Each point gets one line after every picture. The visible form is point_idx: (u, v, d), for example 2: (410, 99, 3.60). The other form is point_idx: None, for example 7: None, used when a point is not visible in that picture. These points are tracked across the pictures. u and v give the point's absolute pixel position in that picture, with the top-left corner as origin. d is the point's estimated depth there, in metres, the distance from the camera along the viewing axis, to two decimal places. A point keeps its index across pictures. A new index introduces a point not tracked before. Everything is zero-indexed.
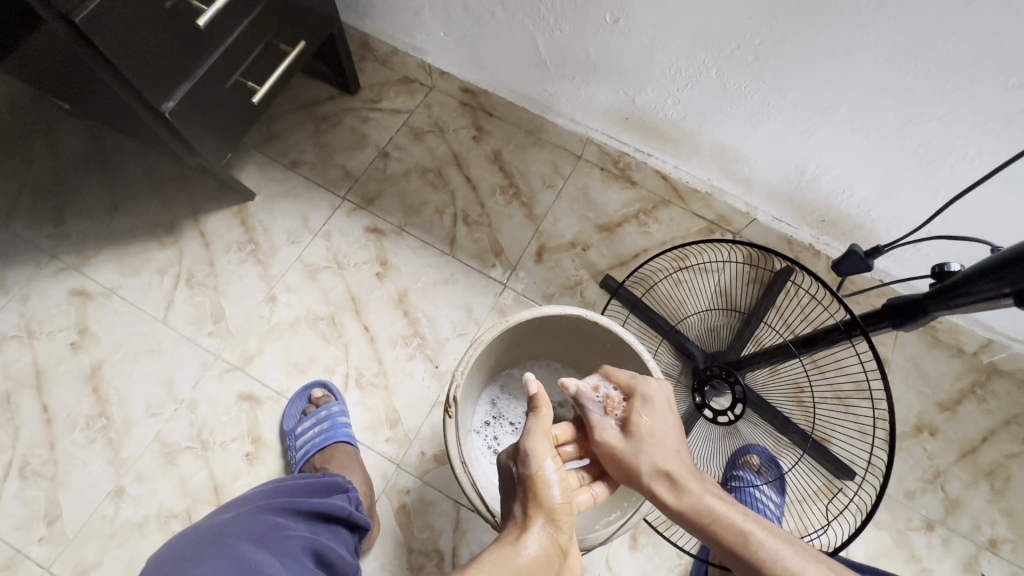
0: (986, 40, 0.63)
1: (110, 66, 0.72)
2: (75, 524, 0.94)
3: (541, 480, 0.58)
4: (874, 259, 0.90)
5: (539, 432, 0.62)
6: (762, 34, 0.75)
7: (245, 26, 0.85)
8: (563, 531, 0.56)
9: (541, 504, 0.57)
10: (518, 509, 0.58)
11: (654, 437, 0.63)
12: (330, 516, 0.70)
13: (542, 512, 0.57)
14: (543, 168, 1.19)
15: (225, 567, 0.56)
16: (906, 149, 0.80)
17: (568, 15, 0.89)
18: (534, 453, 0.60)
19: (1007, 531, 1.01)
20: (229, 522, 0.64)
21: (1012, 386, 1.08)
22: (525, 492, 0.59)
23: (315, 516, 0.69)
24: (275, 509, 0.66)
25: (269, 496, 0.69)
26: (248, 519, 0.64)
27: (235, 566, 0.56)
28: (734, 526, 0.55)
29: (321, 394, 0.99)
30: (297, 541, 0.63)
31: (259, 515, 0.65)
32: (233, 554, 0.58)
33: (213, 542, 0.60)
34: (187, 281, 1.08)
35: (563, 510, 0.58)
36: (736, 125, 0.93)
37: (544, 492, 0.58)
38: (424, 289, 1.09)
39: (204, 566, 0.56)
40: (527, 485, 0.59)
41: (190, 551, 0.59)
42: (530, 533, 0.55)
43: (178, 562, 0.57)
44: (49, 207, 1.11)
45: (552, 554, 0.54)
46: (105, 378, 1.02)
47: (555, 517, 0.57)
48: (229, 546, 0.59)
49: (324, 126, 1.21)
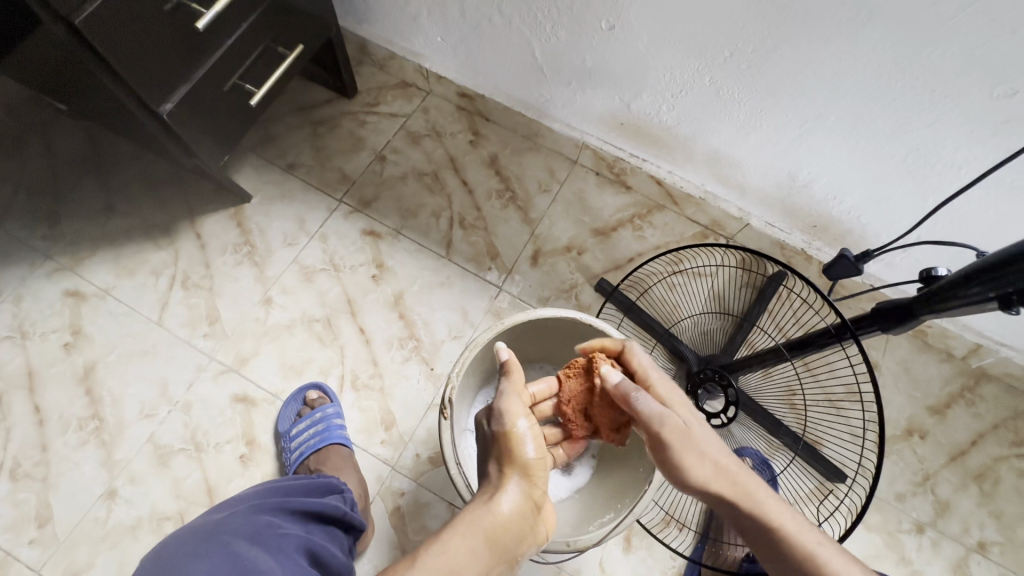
0: (972, 51, 0.64)
1: (107, 67, 0.73)
2: (66, 527, 0.93)
3: (515, 438, 0.61)
4: (864, 263, 0.92)
5: (512, 392, 0.65)
6: (755, 43, 0.77)
7: (242, 29, 0.86)
8: (537, 485, 0.60)
9: (512, 462, 0.60)
10: (493, 467, 0.61)
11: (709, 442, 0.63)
12: (324, 516, 0.70)
13: (516, 469, 0.60)
14: (539, 172, 1.20)
15: (221, 565, 0.56)
16: (896, 156, 0.82)
17: (564, 22, 0.90)
18: (506, 414, 0.62)
19: (996, 533, 1.02)
20: (223, 522, 0.64)
21: (1001, 391, 1.10)
22: (500, 451, 0.61)
23: (310, 516, 0.69)
24: (270, 509, 0.66)
25: (263, 497, 0.69)
26: (242, 519, 0.64)
27: (230, 563, 0.56)
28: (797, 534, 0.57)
29: (316, 396, 0.99)
30: (293, 539, 0.63)
31: (253, 515, 0.65)
32: (228, 552, 0.58)
33: (207, 542, 0.60)
34: (182, 282, 1.08)
35: (536, 466, 0.61)
36: (730, 132, 0.94)
37: (515, 451, 0.60)
38: (420, 291, 1.10)
39: (199, 565, 0.56)
40: (499, 445, 0.62)
41: (184, 551, 0.59)
42: (505, 492, 0.58)
43: (172, 563, 0.57)
44: (43, 208, 1.11)
45: (525, 510, 0.58)
46: (98, 380, 1.01)
47: (529, 473, 0.60)
48: (225, 545, 0.59)
49: (322, 129, 1.21)
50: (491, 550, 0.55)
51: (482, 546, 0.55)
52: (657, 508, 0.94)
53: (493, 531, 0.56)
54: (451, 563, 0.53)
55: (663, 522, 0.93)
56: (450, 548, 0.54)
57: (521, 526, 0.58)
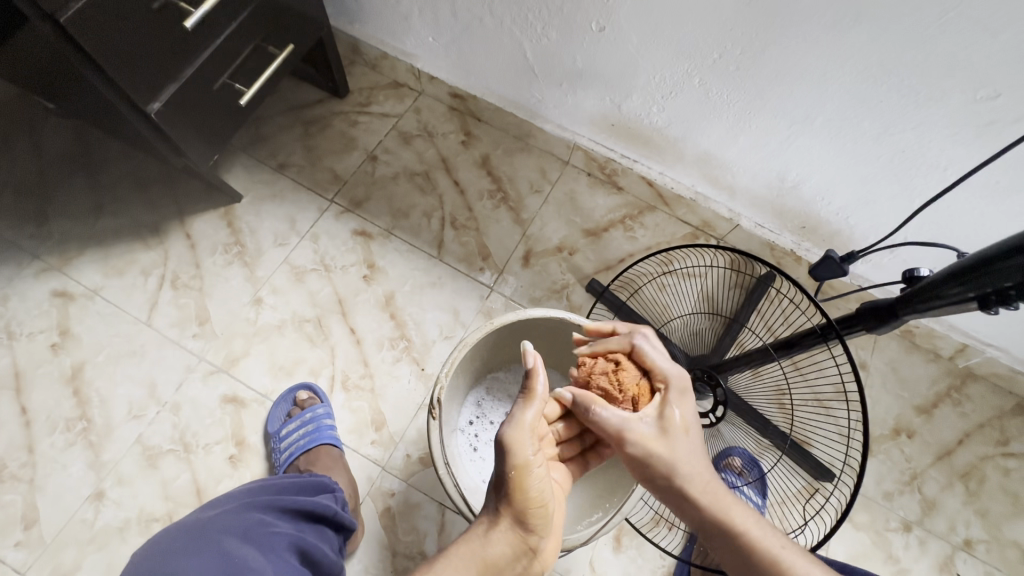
0: (956, 53, 0.65)
1: (95, 65, 0.72)
2: (53, 528, 0.92)
3: (514, 477, 0.58)
4: (849, 264, 0.95)
5: (520, 422, 0.61)
6: (743, 44, 0.77)
7: (232, 28, 0.85)
8: (531, 532, 0.58)
9: (510, 504, 0.58)
10: (491, 502, 0.60)
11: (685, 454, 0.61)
12: (316, 515, 0.70)
13: (512, 509, 0.58)
14: (531, 172, 1.21)
15: (211, 563, 0.56)
16: (882, 157, 0.83)
17: (555, 23, 0.91)
18: (508, 450, 0.58)
19: (982, 531, 1.03)
20: (215, 519, 0.64)
21: (987, 390, 1.11)
22: (499, 486, 0.59)
23: (302, 515, 0.68)
24: (262, 507, 0.67)
25: (255, 494, 0.69)
26: (234, 516, 0.64)
27: (220, 562, 0.56)
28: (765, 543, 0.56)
29: (306, 396, 0.98)
30: (284, 538, 0.63)
31: (245, 513, 0.65)
32: (218, 549, 0.58)
33: (199, 539, 0.60)
34: (171, 282, 1.07)
35: (534, 510, 0.58)
36: (719, 133, 0.94)
37: (514, 492, 0.58)
38: (411, 292, 1.10)
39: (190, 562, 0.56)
40: (500, 483, 0.59)
41: (177, 547, 0.59)
42: (498, 530, 0.57)
43: (164, 559, 0.57)
44: (31, 208, 1.10)
45: (517, 552, 0.57)
46: (86, 381, 1.01)
47: (524, 515, 0.58)
48: (216, 542, 0.59)
49: (313, 129, 1.21)
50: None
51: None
52: (647, 508, 0.95)
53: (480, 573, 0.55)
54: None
55: (652, 522, 0.94)
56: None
57: (512, 566, 0.57)
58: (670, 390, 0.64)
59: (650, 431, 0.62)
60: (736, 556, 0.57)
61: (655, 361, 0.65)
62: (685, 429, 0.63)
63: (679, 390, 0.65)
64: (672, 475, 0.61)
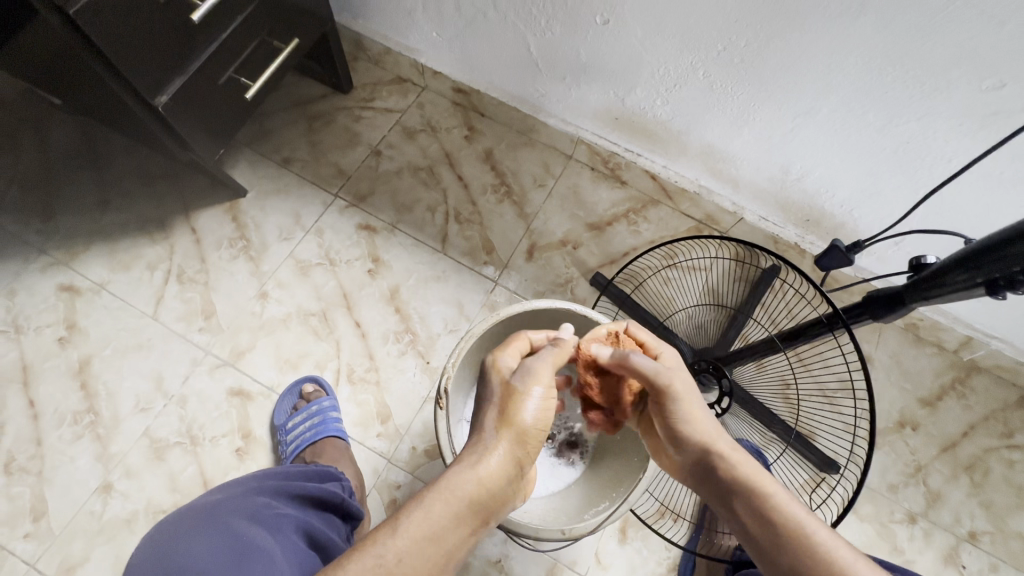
0: (962, 43, 0.65)
1: (103, 58, 0.72)
2: (62, 521, 0.93)
3: (525, 401, 0.59)
4: (856, 253, 0.92)
5: (548, 358, 0.62)
6: (748, 37, 0.78)
7: (237, 23, 0.86)
8: (527, 452, 0.58)
9: (515, 422, 0.57)
10: (489, 422, 0.58)
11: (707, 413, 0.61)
12: (323, 502, 0.70)
13: (512, 432, 0.57)
14: (534, 167, 1.21)
15: (219, 543, 0.57)
16: (886, 148, 0.83)
17: (560, 17, 0.91)
18: (531, 378, 0.60)
19: (986, 523, 1.03)
20: (222, 504, 0.65)
21: (991, 383, 1.11)
22: (502, 407, 0.58)
23: (309, 502, 0.69)
24: (269, 493, 0.67)
25: (261, 480, 0.70)
26: (242, 500, 0.65)
27: (227, 541, 0.57)
28: (789, 509, 0.52)
29: (312, 389, 0.99)
30: (293, 521, 0.63)
31: (254, 497, 0.65)
32: (228, 530, 0.59)
33: (208, 523, 0.61)
34: (177, 276, 1.08)
35: (537, 434, 0.59)
36: (723, 126, 0.95)
37: (521, 412, 0.58)
38: (416, 286, 1.10)
39: (199, 544, 0.57)
40: (504, 401, 0.59)
41: (186, 532, 0.60)
42: (495, 455, 0.56)
43: (175, 547, 0.58)
44: (37, 203, 1.10)
45: (510, 474, 0.56)
46: (93, 374, 1.01)
47: (524, 439, 0.58)
48: (224, 523, 0.60)
49: (317, 124, 1.21)
50: (475, 514, 0.53)
51: (467, 510, 0.53)
52: (652, 499, 0.95)
53: (473, 497, 0.53)
54: (433, 530, 0.51)
55: (658, 513, 0.94)
56: (432, 514, 0.51)
57: (504, 490, 0.56)
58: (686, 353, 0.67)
59: (685, 380, 0.63)
60: (754, 523, 0.52)
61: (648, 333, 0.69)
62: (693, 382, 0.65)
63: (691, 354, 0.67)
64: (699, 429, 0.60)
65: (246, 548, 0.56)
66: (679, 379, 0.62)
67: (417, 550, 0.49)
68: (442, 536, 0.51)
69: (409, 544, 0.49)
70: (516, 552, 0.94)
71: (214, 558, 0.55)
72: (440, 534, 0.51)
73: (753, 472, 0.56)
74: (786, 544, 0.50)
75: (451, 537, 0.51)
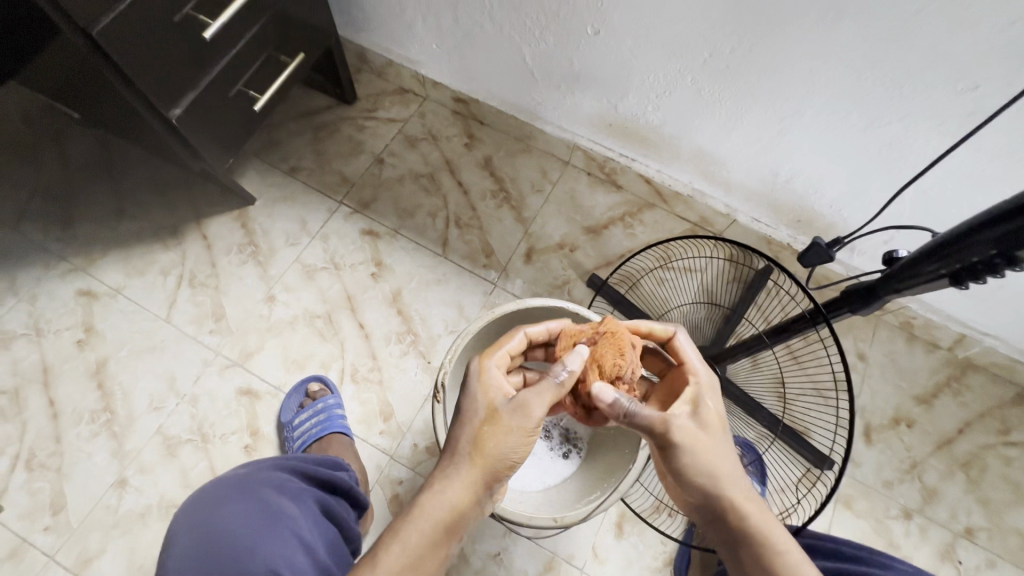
0: (934, 47, 0.68)
1: (122, 74, 0.77)
2: (79, 514, 0.97)
3: (504, 437, 0.60)
4: (837, 248, 0.91)
5: (540, 392, 0.62)
6: (732, 43, 0.81)
7: (246, 39, 0.91)
8: (501, 479, 0.61)
9: (489, 454, 0.60)
10: (465, 446, 0.60)
11: (723, 462, 0.60)
12: (337, 486, 0.73)
13: (488, 466, 0.60)
14: (532, 173, 1.25)
15: (253, 510, 0.61)
16: (870, 149, 0.85)
17: (552, 27, 0.95)
18: (522, 419, 0.60)
19: (983, 519, 1.04)
20: (248, 473, 0.68)
21: (986, 380, 1.12)
22: (481, 440, 0.60)
23: (323, 484, 0.72)
24: (288, 470, 0.70)
25: (281, 459, 0.74)
26: (268, 472, 0.68)
27: (260, 510, 0.61)
28: (798, 567, 0.56)
29: (317, 388, 1.03)
30: (310, 498, 0.67)
31: (275, 473, 0.68)
32: (255, 498, 0.62)
33: (237, 488, 0.64)
34: (189, 281, 1.12)
35: (510, 467, 0.61)
36: (713, 130, 0.98)
37: (497, 445, 0.60)
38: (417, 288, 1.14)
39: (235, 508, 0.61)
40: (484, 428, 0.61)
41: (218, 495, 0.64)
42: (468, 486, 0.59)
43: (207, 505, 0.62)
44: (57, 212, 1.16)
45: (481, 499, 0.60)
46: (110, 374, 1.05)
47: (500, 471, 0.60)
48: (255, 491, 0.63)
49: (323, 134, 1.26)
50: (446, 537, 0.58)
51: (439, 536, 0.57)
52: (648, 495, 0.98)
53: (447, 524, 0.58)
54: (411, 557, 0.56)
55: (654, 507, 0.97)
56: (410, 541, 0.56)
57: (475, 512, 0.60)
58: (699, 384, 0.64)
59: (693, 428, 0.60)
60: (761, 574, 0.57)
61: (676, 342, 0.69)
62: (720, 425, 0.62)
63: (709, 389, 0.64)
64: (711, 483, 0.59)
65: (274, 518, 0.60)
66: (684, 432, 0.60)
67: (400, 573, 0.55)
68: (420, 563, 0.56)
69: (391, 568, 0.55)
70: (515, 546, 0.97)
71: (247, 520, 0.59)
72: (417, 557, 0.56)
73: (763, 525, 0.58)
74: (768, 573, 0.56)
75: (427, 562, 0.56)
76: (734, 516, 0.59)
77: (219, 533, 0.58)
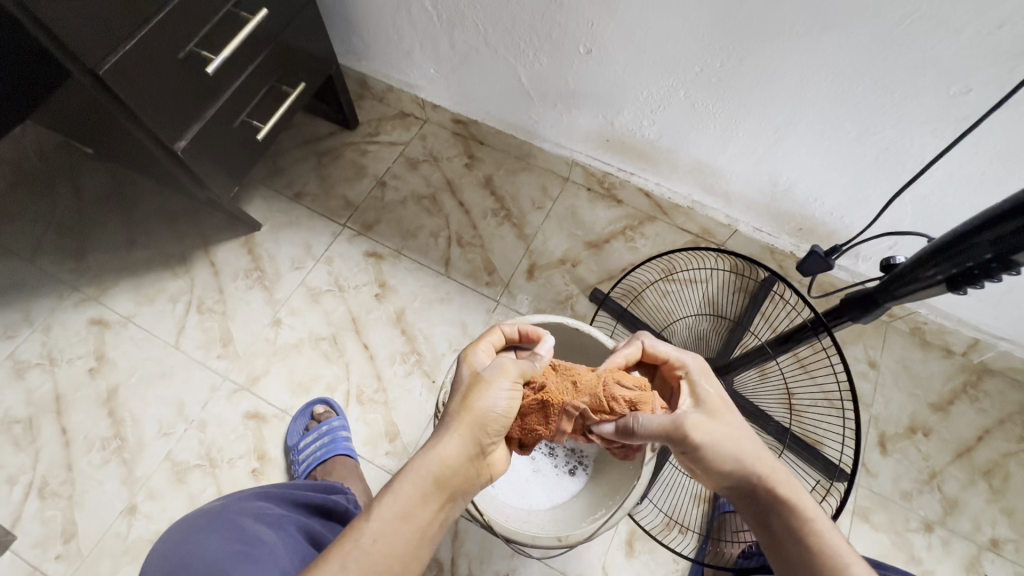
0: (923, 54, 0.68)
1: (129, 111, 0.80)
2: (90, 542, 0.98)
3: (488, 388, 0.61)
4: (835, 257, 0.91)
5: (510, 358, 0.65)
6: (722, 58, 0.82)
7: (248, 72, 0.94)
8: (489, 434, 0.60)
9: (477, 409, 0.60)
10: (453, 406, 0.61)
11: (745, 438, 0.60)
12: (327, 510, 0.74)
13: (474, 417, 0.60)
14: (532, 190, 1.26)
15: (227, 533, 0.61)
16: (868, 155, 0.85)
17: (545, 48, 0.96)
18: (497, 372, 0.63)
19: (1009, 530, 1.00)
20: (231, 502, 0.69)
21: (1005, 385, 1.09)
22: (465, 393, 0.61)
23: (313, 510, 0.73)
24: (273, 498, 0.71)
25: (273, 486, 0.75)
26: (250, 501, 0.69)
27: (235, 532, 0.61)
28: (827, 537, 0.54)
29: (323, 410, 1.03)
30: (293, 524, 0.67)
31: (258, 501, 0.69)
32: (232, 522, 0.63)
33: (212, 519, 0.64)
34: (197, 307, 1.14)
35: (498, 421, 0.61)
36: (709, 142, 0.98)
37: (487, 400, 0.61)
38: (421, 308, 1.15)
39: (210, 531, 0.61)
40: (468, 387, 0.62)
41: (199, 521, 0.64)
42: (456, 438, 0.58)
43: (180, 538, 0.61)
44: (71, 244, 1.19)
45: (472, 454, 0.59)
46: (120, 402, 1.07)
47: (486, 423, 0.60)
48: (233, 517, 0.64)
49: (326, 159, 1.29)
50: (439, 490, 0.57)
51: (431, 488, 0.56)
52: (658, 512, 0.97)
53: (438, 476, 0.57)
54: (404, 509, 0.55)
55: (664, 525, 0.96)
56: (403, 495, 0.55)
57: (467, 468, 0.59)
58: (692, 372, 0.64)
59: (703, 417, 0.60)
60: (789, 544, 0.55)
61: (662, 350, 0.67)
62: (725, 407, 0.62)
63: (703, 371, 0.65)
64: (739, 458, 0.59)
65: (251, 543, 0.60)
66: (697, 423, 0.59)
67: (392, 529, 0.53)
68: (413, 514, 0.55)
69: (385, 524, 0.53)
70: (523, 567, 0.96)
71: (221, 546, 0.58)
72: (411, 512, 0.55)
73: (791, 496, 0.57)
74: (804, 542, 0.54)
75: (421, 515, 0.55)
76: (762, 486, 0.58)
77: (192, 560, 0.57)
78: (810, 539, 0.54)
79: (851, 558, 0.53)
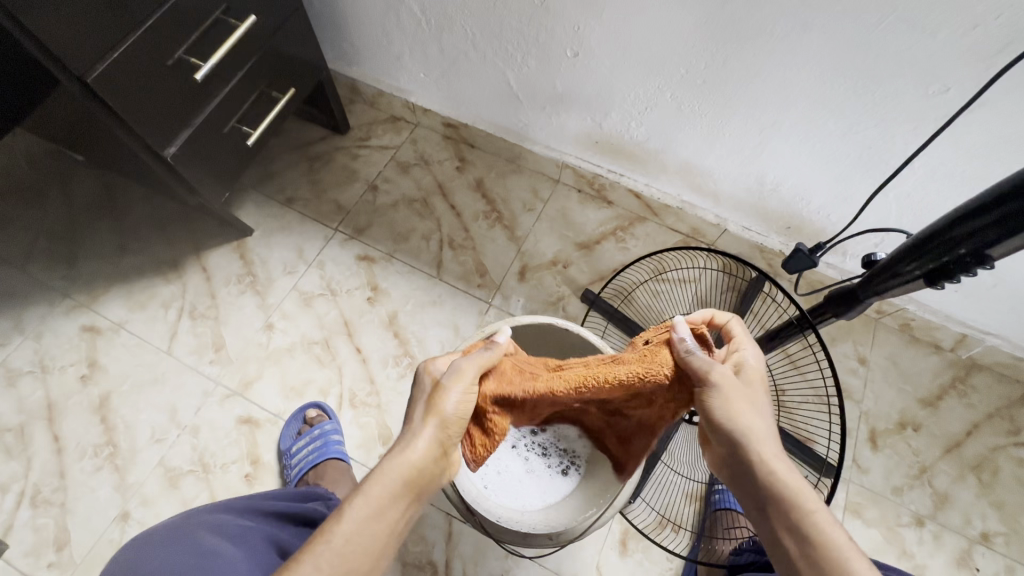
0: (902, 53, 0.69)
1: (119, 120, 0.81)
2: (83, 549, 0.97)
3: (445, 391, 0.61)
4: (819, 254, 0.92)
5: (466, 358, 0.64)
6: (706, 59, 0.83)
7: (237, 79, 0.95)
8: (452, 434, 0.60)
9: (440, 410, 0.59)
10: (418, 410, 0.60)
11: (748, 415, 0.57)
12: (291, 518, 0.74)
13: (436, 417, 0.59)
14: (523, 192, 1.27)
15: (184, 550, 0.60)
16: (851, 154, 0.86)
17: (533, 52, 0.97)
18: (456, 373, 0.62)
19: (999, 523, 1.01)
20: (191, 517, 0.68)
21: (993, 380, 1.10)
22: (427, 397, 0.61)
23: (278, 518, 0.73)
24: (236, 510, 0.71)
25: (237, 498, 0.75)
26: (211, 514, 0.68)
27: (193, 548, 0.60)
28: (830, 531, 0.49)
29: (315, 415, 1.03)
30: (256, 535, 0.67)
31: (219, 514, 0.69)
32: (191, 538, 0.62)
33: (172, 535, 0.64)
34: (190, 313, 1.14)
35: (461, 422, 0.61)
36: (696, 142, 0.99)
37: (446, 403, 0.60)
38: (413, 310, 1.15)
39: (167, 549, 0.60)
40: (435, 393, 0.61)
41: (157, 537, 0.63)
42: (421, 437, 0.58)
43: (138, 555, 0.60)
44: (62, 251, 1.19)
45: (437, 452, 0.59)
46: (112, 409, 1.07)
47: (447, 422, 0.60)
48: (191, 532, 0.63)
49: (318, 164, 1.29)
50: (409, 491, 0.56)
51: (401, 487, 0.56)
52: (651, 511, 0.99)
53: (408, 476, 0.56)
54: (375, 510, 0.54)
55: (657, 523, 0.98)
56: (373, 498, 0.54)
57: (434, 466, 0.58)
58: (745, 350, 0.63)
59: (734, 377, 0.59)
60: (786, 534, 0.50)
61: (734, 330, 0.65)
62: (761, 382, 0.61)
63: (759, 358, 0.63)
64: (741, 432, 0.56)
65: (211, 555, 0.60)
66: (723, 377, 0.58)
67: (365, 530, 0.53)
68: (383, 514, 0.54)
69: (356, 526, 0.53)
70: (518, 569, 0.96)
71: (181, 562, 0.58)
72: (383, 511, 0.54)
73: (789, 481, 0.52)
74: (800, 531, 0.50)
75: (391, 515, 0.55)
76: (762, 469, 0.54)
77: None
78: (808, 531, 0.49)
79: (857, 556, 0.47)
